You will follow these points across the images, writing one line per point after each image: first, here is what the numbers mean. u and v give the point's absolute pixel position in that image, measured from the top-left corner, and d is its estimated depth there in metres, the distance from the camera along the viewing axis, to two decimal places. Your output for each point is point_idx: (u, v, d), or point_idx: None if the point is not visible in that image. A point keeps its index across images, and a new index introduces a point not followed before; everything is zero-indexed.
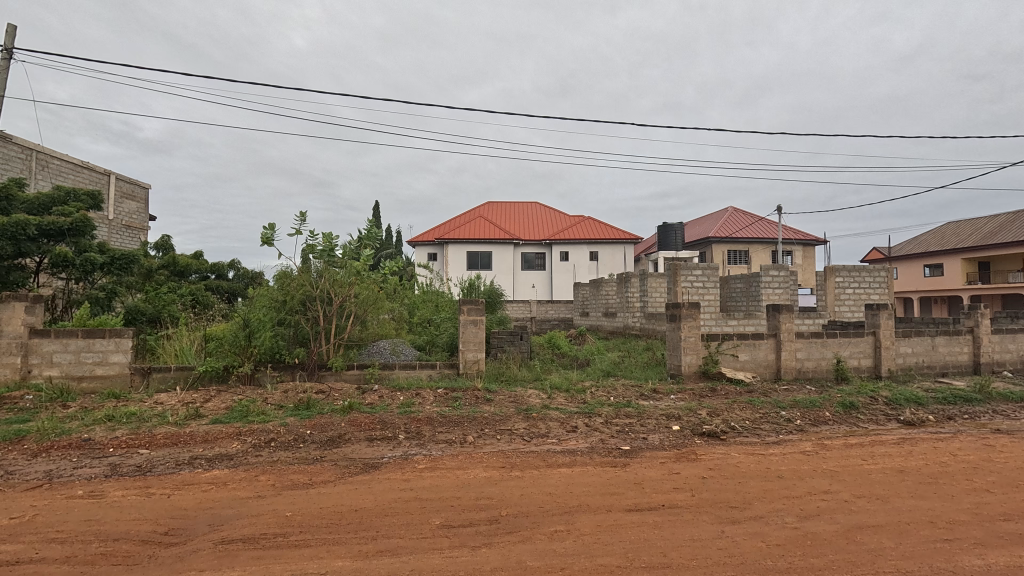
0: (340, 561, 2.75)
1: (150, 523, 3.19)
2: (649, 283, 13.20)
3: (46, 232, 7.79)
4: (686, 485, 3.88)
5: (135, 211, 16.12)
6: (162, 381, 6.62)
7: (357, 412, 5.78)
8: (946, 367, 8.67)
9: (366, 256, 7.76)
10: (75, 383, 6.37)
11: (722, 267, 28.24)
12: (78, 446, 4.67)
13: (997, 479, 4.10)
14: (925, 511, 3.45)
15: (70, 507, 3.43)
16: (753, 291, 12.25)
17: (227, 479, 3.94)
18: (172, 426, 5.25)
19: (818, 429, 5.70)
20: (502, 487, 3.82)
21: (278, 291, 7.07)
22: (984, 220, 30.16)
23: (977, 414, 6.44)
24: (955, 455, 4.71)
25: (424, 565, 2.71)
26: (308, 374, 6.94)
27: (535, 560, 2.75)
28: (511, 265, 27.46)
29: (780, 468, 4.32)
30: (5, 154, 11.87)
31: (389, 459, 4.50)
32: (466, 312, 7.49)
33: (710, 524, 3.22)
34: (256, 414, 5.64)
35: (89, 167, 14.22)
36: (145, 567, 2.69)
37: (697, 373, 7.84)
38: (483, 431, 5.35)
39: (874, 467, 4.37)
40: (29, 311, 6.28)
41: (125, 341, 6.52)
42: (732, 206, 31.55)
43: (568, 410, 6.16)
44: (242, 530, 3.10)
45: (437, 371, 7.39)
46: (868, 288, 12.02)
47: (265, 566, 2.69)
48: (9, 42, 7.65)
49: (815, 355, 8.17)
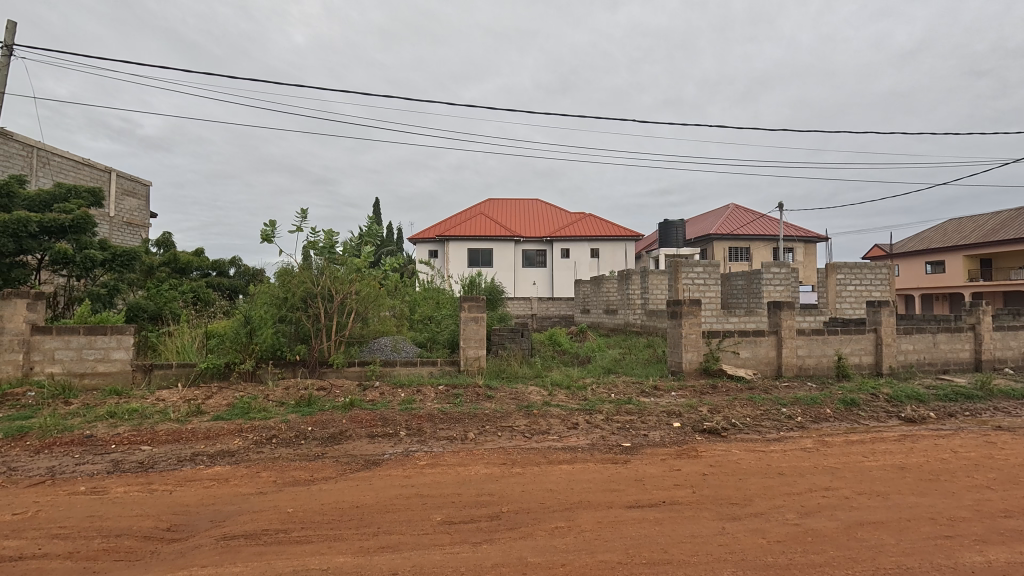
0: (341, 557, 2.76)
1: (152, 519, 3.20)
2: (649, 281, 13.19)
3: (47, 229, 7.80)
4: (687, 481, 3.89)
5: (135, 208, 16.12)
6: (164, 378, 6.64)
7: (358, 409, 5.80)
8: (947, 364, 8.66)
9: (367, 252, 7.73)
10: (76, 379, 6.39)
11: (723, 264, 28.21)
12: (80, 443, 4.68)
13: (999, 476, 4.09)
14: (925, 508, 3.45)
15: (73, 503, 3.45)
16: (754, 288, 12.23)
17: (228, 475, 3.96)
18: (174, 422, 5.26)
19: (818, 427, 5.70)
20: (502, 484, 3.83)
21: (280, 288, 7.09)
22: (987, 217, 30.08)
23: (978, 411, 6.44)
24: (957, 452, 4.70)
25: (425, 562, 2.71)
26: (309, 370, 6.95)
27: (535, 556, 2.76)
28: (512, 262, 27.46)
29: (781, 464, 4.32)
30: (6, 151, 11.87)
31: (389, 455, 4.51)
32: (467, 309, 7.49)
33: (710, 521, 3.22)
34: (257, 411, 5.65)
35: (89, 164, 14.22)
36: (148, 563, 2.70)
37: (697, 370, 7.85)
38: (483, 428, 5.35)
39: (875, 464, 4.36)
40: (30, 308, 6.28)
41: (127, 338, 6.55)
42: (733, 203, 31.51)
43: (568, 407, 6.16)
44: (244, 526, 3.11)
45: (438, 368, 7.40)
46: (868, 285, 12.01)
47: (267, 562, 2.71)
48: (9, 39, 7.63)
49: (815, 352, 8.16)
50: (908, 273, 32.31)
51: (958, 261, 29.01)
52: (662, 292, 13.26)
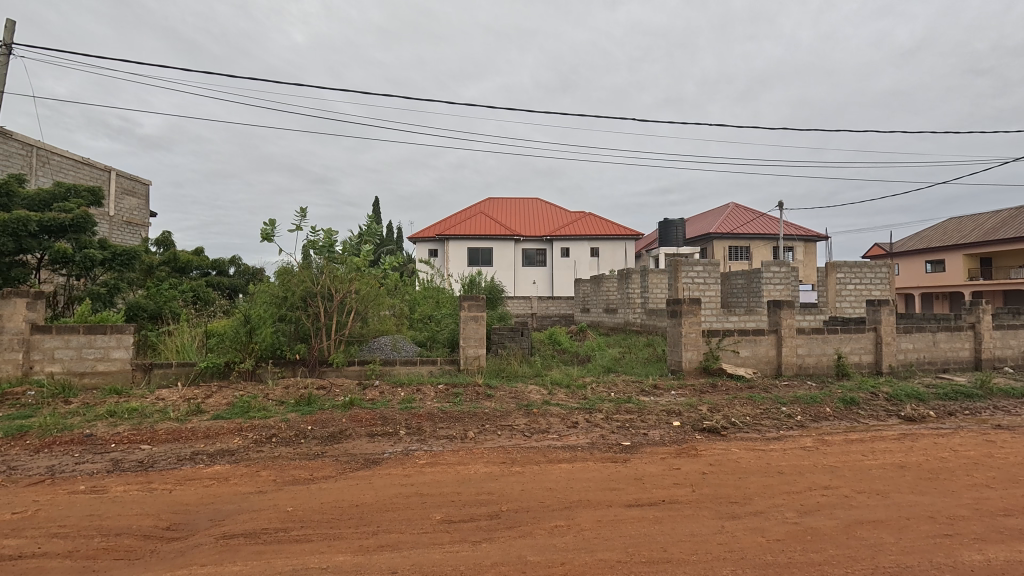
0: (341, 556, 2.76)
1: (152, 518, 3.20)
2: (650, 280, 13.19)
3: (47, 228, 7.79)
4: (686, 481, 3.88)
5: (135, 207, 16.12)
6: (163, 377, 6.64)
7: (357, 408, 5.79)
8: (947, 363, 8.66)
9: (367, 252, 7.68)
10: (76, 378, 6.39)
11: (723, 263, 28.21)
12: (80, 442, 4.68)
13: (999, 475, 4.09)
14: (925, 507, 3.45)
15: (72, 502, 3.45)
16: (754, 287, 12.23)
17: (228, 475, 3.95)
18: (173, 421, 5.26)
19: (818, 425, 5.69)
20: (502, 483, 3.83)
21: (280, 288, 7.09)
22: (987, 216, 30.08)
23: (978, 410, 6.44)
24: (956, 451, 4.70)
25: (425, 561, 2.71)
26: (309, 370, 6.96)
27: (535, 555, 2.77)
28: (512, 261, 27.46)
29: (780, 463, 4.32)
30: (5, 150, 11.86)
31: (389, 454, 4.51)
32: (466, 308, 7.48)
33: (710, 520, 3.23)
34: (257, 410, 5.65)
35: (89, 163, 14.22)
36: (147, 563, 2.70)
37: (697, 369, 7.85)
38: (483, 427, 5.35)
39: (874, 462, 4.36)
40: (30, 307, 6.28)
41: (127, 337, 6.55)
42: (733, 202, 31.52)
43: (568, 406, 6.15)
44: (243, 525, 3.11)
45: (438, 367, 7.40)
46: (868, 284, 12.01)
47: (267, 561, 2.71)
48: (8, 38, 7.63)
49: (815, 350, 8.17)
50: (908, 272, 32.32)
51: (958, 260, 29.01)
52: (662, 292, 13.26)
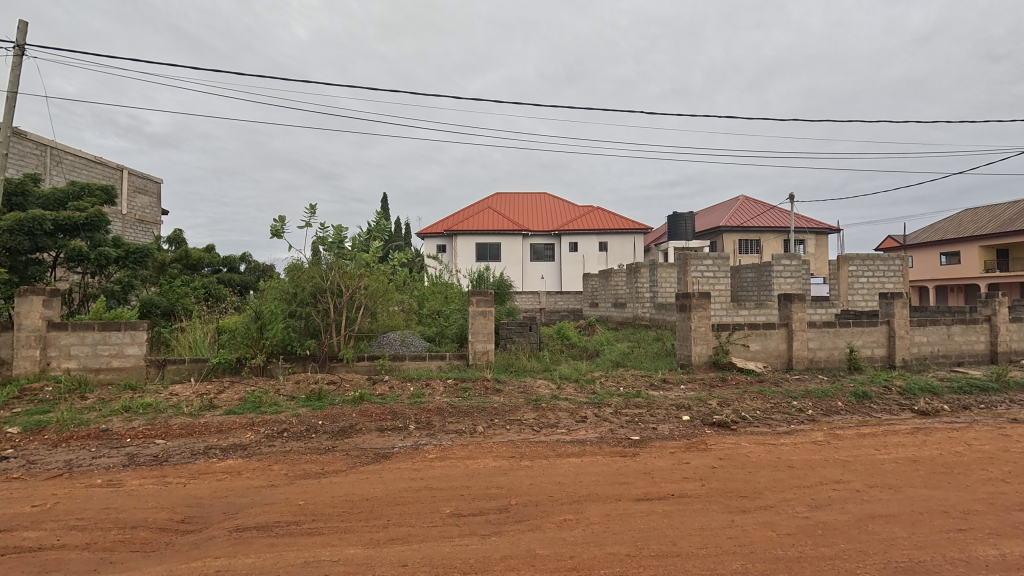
0: (352, 548, 2.79)
1: (166, 511, 3.25)
2: (658, 274, 12.89)
3: (62, 227, 7.88)
4: (695, 475, 3.87)
5: (148, 205, 16.33)
6: (176, 372, 6.74)
7: (367, 403, 5.84)
8: (961, 356, 8.53)
9: (376, 248, 7.59)
10: (92, 374, 6.50)
11: (733, 257, 27.92)
12: (96, 436, 4.77)
13: (1014, 470, 4.03)
14: (939, 501, 3.42)
15: (90, 496, 3.52)
16: (765, 281, 12.10)
17: (241, 469, 4.01)
18: (187, 416, 5.34)
19: (829, 419, 5.66)
20: (511, 476, 3.85)
21: (290, 284, 7.18)
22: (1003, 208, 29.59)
23: (993, 404, 6.35)
24: (970, 445, 4.63)
25: (434, 554, 2.74)
26: (319, 365, 7.03)
27: (544, 548, 2.78)
28: (520, 255, 27.47)
29: (792, 458, 4.29)
30: (20, 151, 12.06)
31: (400, 449, 4.54)
32: (475, 303, 7.48)
33: (719, 514, 3.22)
34: (268, 405, 5.70)
35: (102, 163, 14.40)
36: (161, 555, 2.74)
37: (707, 363, 7.77)
38: (492, 421, 5.37)
39: (887, 457, 4.32)
40: (47, 305, 6.38)
41: (140, 333, 6.62)
42: (744, 196, 31.10)
43: (576, 400, 6.19)
44: (257, 518, 3.16)
45: (447, 362, 7.42)
46: (882, 276, 11.86)
47: (279, 554, 2.74)
48: (21, 38, 7.73)
49: (826, 344, 8.09)
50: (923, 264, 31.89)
51: (974, 253, 28.49)
52: (672, 285, 12.95)
